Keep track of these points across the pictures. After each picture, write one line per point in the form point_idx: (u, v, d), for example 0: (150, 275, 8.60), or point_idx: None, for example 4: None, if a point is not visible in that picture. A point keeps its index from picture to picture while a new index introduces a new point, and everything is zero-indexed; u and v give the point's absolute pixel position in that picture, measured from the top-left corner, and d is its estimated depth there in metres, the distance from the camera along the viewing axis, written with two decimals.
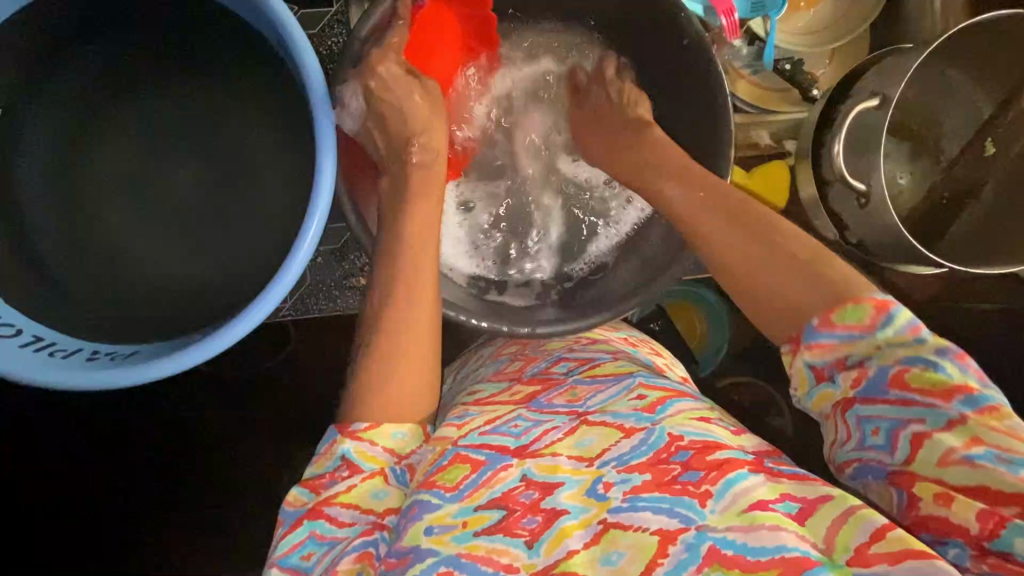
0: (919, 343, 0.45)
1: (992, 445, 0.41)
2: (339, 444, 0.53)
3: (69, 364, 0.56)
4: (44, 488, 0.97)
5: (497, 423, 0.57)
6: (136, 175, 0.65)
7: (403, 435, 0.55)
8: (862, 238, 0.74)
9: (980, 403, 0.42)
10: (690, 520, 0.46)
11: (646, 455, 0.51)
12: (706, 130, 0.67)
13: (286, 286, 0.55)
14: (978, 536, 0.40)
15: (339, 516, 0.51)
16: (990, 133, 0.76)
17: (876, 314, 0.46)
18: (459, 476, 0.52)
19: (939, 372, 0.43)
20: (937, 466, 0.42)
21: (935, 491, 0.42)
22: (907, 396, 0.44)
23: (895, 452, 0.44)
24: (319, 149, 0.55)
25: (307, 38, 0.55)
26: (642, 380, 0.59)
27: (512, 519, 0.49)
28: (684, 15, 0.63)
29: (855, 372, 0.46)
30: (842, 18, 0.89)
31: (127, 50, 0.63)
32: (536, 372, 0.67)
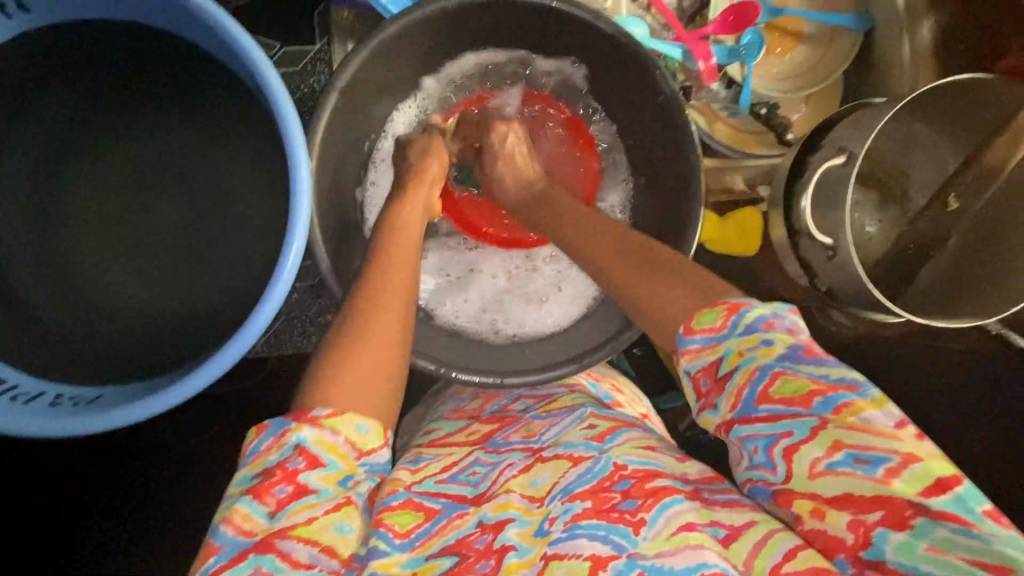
0: (771, 344, 0.45)
1: (851, 447, 0.41)
2: (293, 431, 0.47)
3: (32, 410, 0.54)
4: (37, 491, 0.93)
5: (454, 471, 0.57)
6: (107, 211, 0.65)
7: (367, 429, 0.49)
8: (830, 284, 0.75)
9: (836, 400, 0.42)
10: (621, 547, 0.46)
11: (591, 482, 0.51)
12: (678, 181, 0.68)
13: (256, 332, 0.55)
14: (854, 546, 0.42)
15: (295, 553, 0.44)
16: (953, 188, 0.76)
17: (727, 318, 0.47)
18: (411, 523, 0.51)
19: (797, 375, 0.43)
20: (808, 478, 0.43)
21: (810, 508, 0.43)
22: (775, 410, 0.44)
23: (776, 469, 0.45)
24: (295, 197, 0.55)
25: (283, 85, 0.55)
26: (594, 410, 0.60)
27: (466, 565, 0.48)
28: (659, 71, 0.64)
29: (728, 391, 0.46)
30: (818, 65, 0.92)
31: (101, 88, 0.63)
32: (495, 410, 0.68)
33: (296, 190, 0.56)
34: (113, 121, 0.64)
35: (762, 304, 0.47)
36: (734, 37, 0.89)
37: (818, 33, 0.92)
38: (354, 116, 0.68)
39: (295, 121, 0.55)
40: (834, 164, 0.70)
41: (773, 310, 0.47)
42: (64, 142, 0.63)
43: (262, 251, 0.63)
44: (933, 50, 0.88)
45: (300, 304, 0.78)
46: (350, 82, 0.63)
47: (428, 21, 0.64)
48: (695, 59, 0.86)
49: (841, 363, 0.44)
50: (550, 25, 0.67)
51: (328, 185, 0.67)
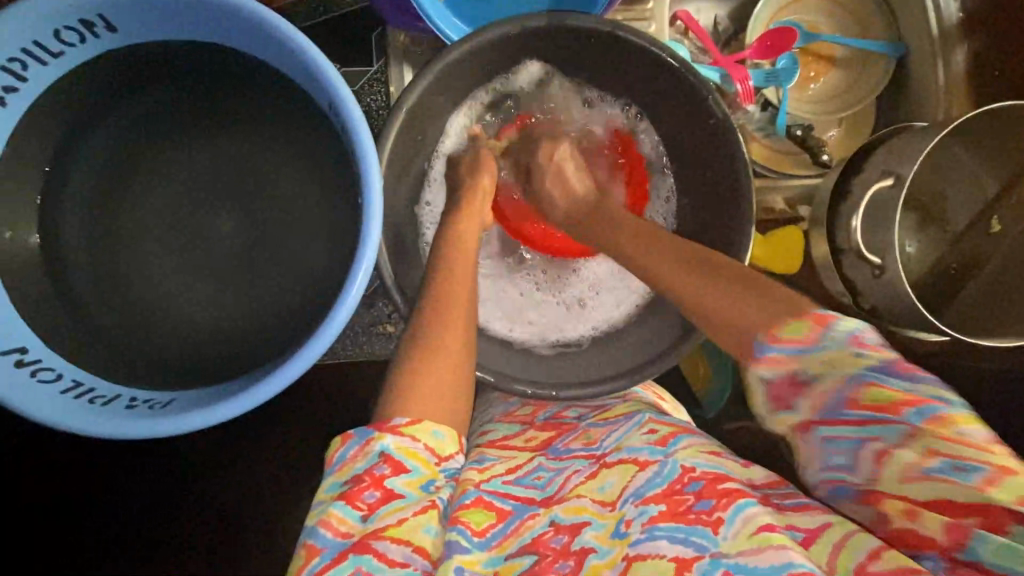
0: (860, 356, 0.47)
1: (946, 455, 0.44)
2: (376, 440, 0.52)
3: (110, 412, 0.56)
4: (48, 483, 0.95)
5: (520, 474, 0.60)
6: (176, 221, 0.67)
7: (442, 435, 0.54)
8: (874, 303, 0.77)
9: (928, 412, 0.45)
10: (704, 548, 0.49)
11: (661, 486, 0.54)
12: (727, 200, 0.71)
13: (322, 345, 0.56)
14: (948, 548, 0.45)
15: (389, 552, 0.49)
16: (996, 212, 0.80)
17: (817, 331, 0.49)
18: (486, 522, 0.55)
19: (886, 386, 0.46)
20: (897, 482, 0.46)
21: (901, 508, 0.47)
22: (863, 416, 0.47)
23: (862, 471, 0.48)
24: (366, 211, 0.57)
25: (357, 105, 0.58)
26: (652, 416, 0.63)
27: (545, 563, 0.52)
28: (711, 97, 0.67)
29: (812, 398, 0.49)
30: (851, 89, 0.94)
31: (178, 105, 0.66)
32: (548, 417, 0.71)
33: (368, 206, 0.57)
34: (187, 137, 0.67)
35: (850, 318, 0.48)
36: (771, 60, 0.91)
37: (850, 57, 0.95)
38: (415, 135, 0.71)
39: (367, 140, 0.57)
40: (881, 187, 0.72)
41: (859, 325, 0.49)
42: (141, 157, 0.66)
43: (328, 262, 0.66)
44: (967, 75, 0.91)
45: (354, 313, 0.80)
46: (416, 102, 0.66)
47: (490, 45, 0.67)
48: (733, 82, 0.88)
49: (931, 376, 0.46)
50: (605, 50, 0.70)
51: (389, 200, 0.70)
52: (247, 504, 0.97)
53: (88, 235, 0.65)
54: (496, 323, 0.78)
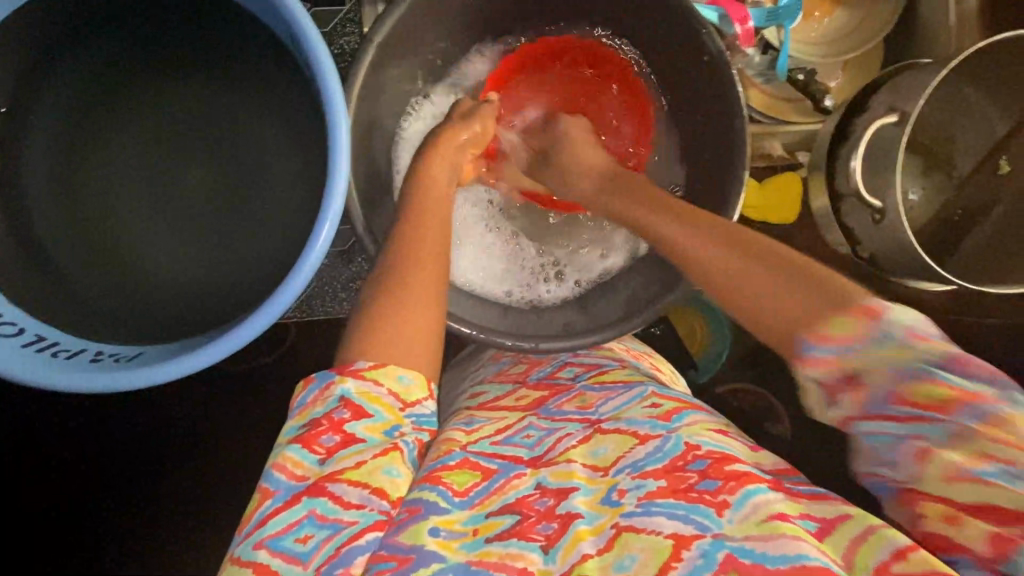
0: (907, 347, 0.45)
1: (1000, 460, 0.42)
2: (336, 384, 0.51)
3: (73, 365, 0.55)
4: (42, 455, 0.95)
5: (509, 434, 0.59)
6: (137, 169, 0.63)
7: (409, 380, 0.52)
8: (874, 253, 0.74)
9: (984, 413, 0.42)
10: (705, 527, 0.47)
11: (662, 461, 0.51)
12: (718, 144, 0.67)
13: (291, 295, 0.54)
14: (990, 558, 0.41)
15: (346, 495, 0.48)
16: (1004, 153, 0.77)
17: (865, 323, 0.46)
18: (469, 482, 0.53)
19: (936, 383, 0.43)
20: (942, 482, 0.43)
21: (941, 511, 0.44)
22: (915, 411, 0.44)
23: (901, 468, 0.45)
24: (332, 151, 0.54)
25: (319, 34, 0.53)
26: (654, 389, 0.60)
27: (527, 524, 0.50)
28: (706, 31, 0.62)
29: (857, 392, 0.46)
30: (858, 27, 0.88)
31: (132, 43, 0.62)
32: (541, 376, 0.68)
33: (334, 146, 0.54)
34: (144, 78, 0.62)
35: (899, 311, 0.46)
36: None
37: None
38: (387, 76, 0.67)
39: (331, 71, 0.53)
40: (885, 124, 0.67)
41: (917, 319, 0.46)
42: (94, 99, 0.62)
43: (297, 211, 0.63)
44: (978, 13, 0.85)
45: (332, 269, 0.78)
46: (386, 39, 0.62)
47: None
48: (733, 23, 0.80)
49: (992, 372, 0.43)
50: None
51: (362, 146, 0.66)
52: (238, 464, 0.98)
53: (43, 184, 0.62)
54: (471, 278, 0.75)
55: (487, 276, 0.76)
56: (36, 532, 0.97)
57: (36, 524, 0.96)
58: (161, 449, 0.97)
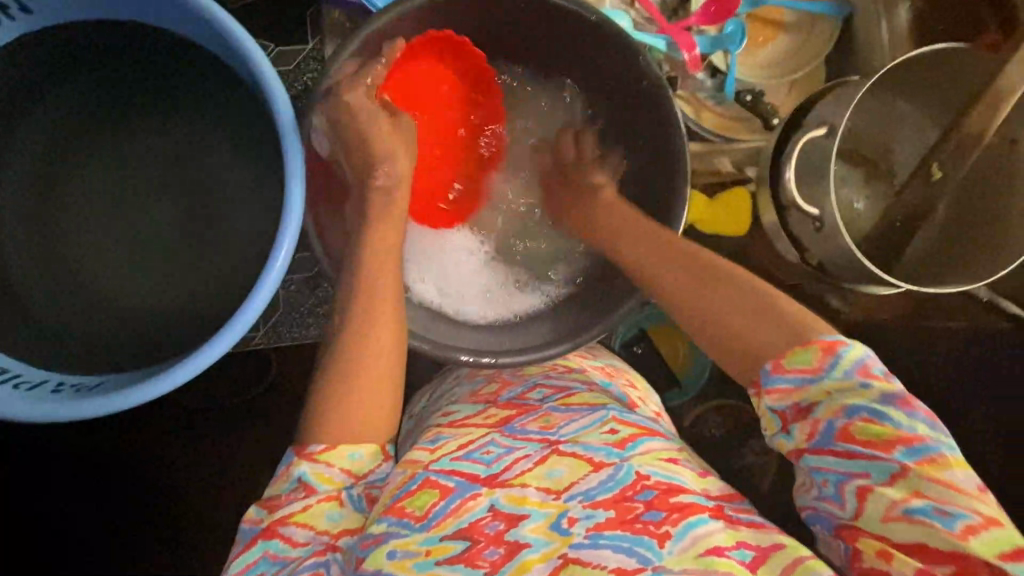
0: (865, 388, 0.48)
1: (929, 498, 0.45)
2: (295, 466, 0.54)
3: (34, 396, 0.55)
4: (15, 493, 0.94)
5: (470, 449, 0.58)
6: (104, 205, 0.66)
7: (360, 456, 0.55)
8: (821, 259, 0.76)
9: (922, 453, 0.46)
10: (647, 560, 0.48)
11: (613, 490, 0.52)
12: (663, 162, 0.71)
13: (253, 316, 0.55)
14: None
15: (295, 535, 0.52)
16: (936, 158, 0.77)
17: (825, 358, 0.49)
18: (428, 503, 0.53)
19: (884, 422, 0.47)
20: (879, 520, 0.47)
21: (876, 548, 0.47)
22: (853, 449, 0.48)
23: (845, 505, 0.48)
24: (289, 179, 0.56)
25: (276, 72, 0.57)
26: (616, 414, 0.60)
27: (475, 550, 0.50)
28: (645, 59, 0.67)
29: (809, 425, 0.50)
30: (800, 51, 0.93)
31: (97, 85, 0.65)
32: (512, 397, 0.67)
33: (290, 173, 0.56)
34: (114, 119, 0.66)
35: (857, 348, 0.49)
36: (717, 26, 0.88)
37: (796, 21, 0.93)
38: None
39: (288, 106, 0.56)
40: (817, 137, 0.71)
41: (866, 353, 0.49)
42: (65, 139, 0.65)
43: (259, 238, 0.65)
44: (909, 32, 0.90)
45: (299, 295, 0.79)
46: (341, 75, 0.65)
47: (416, 15, 0.67)
48: (680, 50, 0.85)
49: (929, 415, 0.48)
50: (536, 16, 0.69)
51: (322, 175, 0.69)
52: (216, 495, 0.98)
53: (12, 219, 0.64)
54: (423, 292, 0.76)
55: (440, 290, 0.78)
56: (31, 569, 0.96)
57: (35, 560, 0.96)
58: (137, 484, 0.97)
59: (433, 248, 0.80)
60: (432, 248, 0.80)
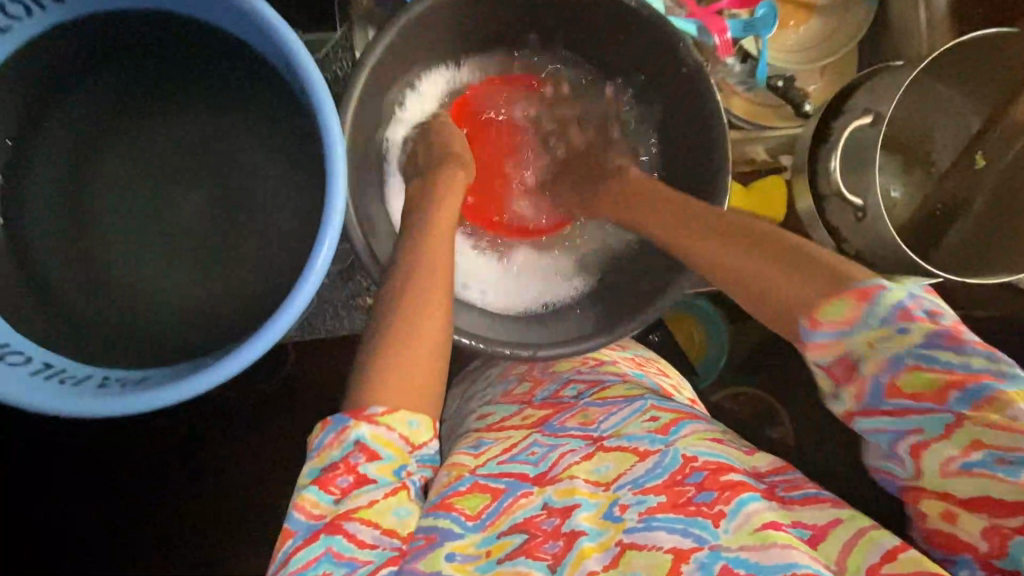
0: (906, 334, 0.46)
1: (992, 447, 0.42)
2: (351, 429, 0.49)
3: (82, 391, 0.55)
4: (48, 483, 0.95)
5: (515, 452, 0.59)
6: (141, 196, 0.65)
7: (418, 423, 0.51)
8: (859, 250, 0.75)
9: (976, 396, 0.43)
10: (702, 540, 0.48)
11: (661, 477, 0.52)
12: (703, 150, 0.70)
13: (297, 310, 0.55)
14: (988, 554, 0.44)
15: (360, 533, 0.47)
16: (980, 147, 0.79)
17: (859, 307, 0.47)
18: (479, 505, 0.54)
19: (932, 369, 0.44)
20: (939, 476, 0.45)
21: (941, 509, 0.45)
22: (904, 404, 0.45)
23: (905, 466, 0.46)
24: (331, 171, 0.55)
25: (315, 61, 0.55)
26: (653, 402, 0.60)
27: (534, 543, 0.51)
28: (683, 44, 0.66)
29: (855, 386, 0.48)
30: (833, 35, 0.91)
31: (131, 74, 0.64)
32: (547, 396, 0.67)
33: (332, 165, 0.55)
34: (148, 110, 0.65)
35: (898, 292, 0.47)
36: (748, 11, 0.87)
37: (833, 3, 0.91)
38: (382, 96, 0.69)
39: (328, 96, 0.55)
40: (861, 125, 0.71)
41: (907, 297, 0.47)
42: (100, 131, 0.64)
43: (299, 229, 0.65)
44: (947, 15, 0.88)
45: (332, 288, 0.79)
46: (379, 62, 0.64)
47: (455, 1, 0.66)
48: (712, 34, 0.83)
49: (987, 351, 0.44)
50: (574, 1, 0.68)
51: (358, 164, 0.69)
52: (246, 484, 0.99)
53: (48, 214, 0.63)
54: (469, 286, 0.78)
55: (484, 283, 0.79)
56: (33, 568, 0.95)
57: (37, 559, 0.95)
58: (168, 474, 0.98)
59: (478, 246, 0.81)
60: (478, 246, 0.81)
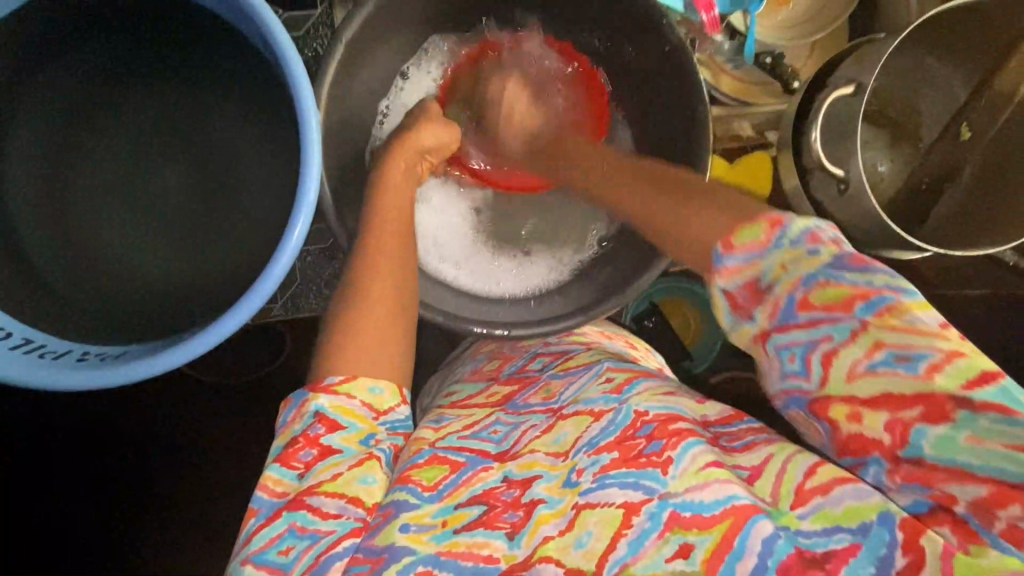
0: (815, 255, 0.42)
1: (894, 348, 0.39)
2: (311, 400, 0.52)
3: (60, 365, 0.56)
4: (39, 462, 0.96)
5: (476, 429, 0.58)
6: (119, 171, 0.65)
7: (380, 390, 0.54)
8: (844, 224, 0.75)
9: (880, 304, 0.40)
10: (653, 490, 0.47)
11: (614, 433, 0.51)
12: (682, 124, 0.69)
13: (271, 286, 0.55)
14: (892, 446, 0.41)
15: (323, 506, 0.48)
16: (965, 118, 0.77)
17: (770, 231, 0.43)
18: (438, 476, 0.52)
19: (840, 282, 0.40)
20: (844, 381, 0.41)
21: (846, 411, 0.41)
22: (814, 317, 0.41)
23: (811, 375, 0.42)
24: (305, 146, 0.55)
25: (287, 33, 0.55)
26: (610, 364, 0.60)
27: (493, 513, 0.50)
28: (666, 20, 0.65)
29: (767, 304, 0.43)
30: (824, 9, 0.90)
31: (104, 47, 0.63)
32: (512, 371, 0.67)
33: (307, 140, 0.55)
34: (127, 87, 0.65)
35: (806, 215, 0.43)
36: None
37: None
38: (359, 70, 0.69)
39: (301, 70, 0.55)
40: (842, 95, 0.70)
41: (816, 223, 0.43)
42: (78, 108, 0.64)
43: (275, 204, 0.65)
44: None
45: (315, 267, 0.80)
46: (356, 35, 0.64)
47: None
48: (697, 10, 0.79)
49: (886, 267, 0.41)
50: None
51: (335, 140, 0.68)
52: (234, 465, 0.99)
53: (29, 190, 0.63)
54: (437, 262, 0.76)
55: (452, 259, 0.77)
56: (33, 569, 0.96)
57: (36, 560, 0.97)
58: (161, 455, 0.99)
59: (446, 222, 0.79)
60: (445, 222, 0.79)
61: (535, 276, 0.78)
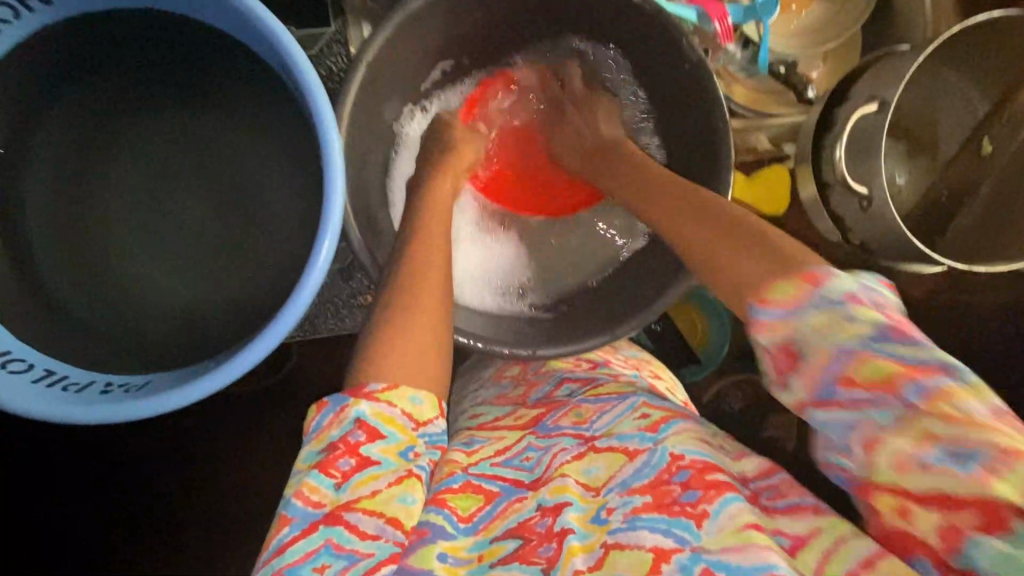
0: (853, 322, 0.42)
1: (945, 441, 0.39)
2: (352, 406, 0.50)
3: (83, 398, 0.55)
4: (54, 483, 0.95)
5: (509, 456, 0.58)
6: (136, 197, 0.65)
7: (420, 401, 0.52)
8: (864, 239, 0.75)
9: (928, 389, 0.40)
10: (684, 541, 0.47)
11: (648, 476, 0.51)
12: (702, 143, 0.69)
13: (297, 314, 0.54)
14: (939, 551, 0.42)
15: (361, 524, 0.47)
16: (987, 132, 0.78)
17: (807, 291, 0.44)
18: (472, 507, 0.53)
19: (879, 357, 0.41)
20: (893, 471, 0.42)
21: (892, 504, 0.43)
22: (856, 396, 0.42)
23: (859, 457, 0.43)
24: (328, 174, 0.54)
25: (307, 57, 0.54)
26: (646, 398, 0.59)
27: (528, 548, 0.50)
28: (685, 40, 0.65)
29: (796, 369, 0.44)
30: (837, 18, 0.89)
31: (119, 72, 0.63)
32: (541, 397, 0.66)
33: (329, 166, 0.54)
34: (143, 111, 0.64)
35: (848, 278, 0.43)
36: None
37: None
38: (378, 91, 0.68)
39: (323, 95, 0.54)
40: (867, 113, 0.69)
41: (874, 286, 0.44)
42: (92, 126, 0.63)
43: (297, 230, 0.64)
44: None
45: (332, 288, 0.80)
46: (376, 57, 0.63)
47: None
48: (712, 21, 0.79)
49: (928, 343, 0.41)
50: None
51: (354, 162, 0.67)
52: (251, 484, 0.99)
53: (43, 207, 0.62)
54: (464, 283, 0.77)
55: (479, 278, 0.78)
56: (33, 568, 0.96)
57: (38, 558, 0.96)
58: (174, 472, 0.98)
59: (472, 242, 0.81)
60: (471, 242, 0.81)
61: (561, 293, 0.79)
